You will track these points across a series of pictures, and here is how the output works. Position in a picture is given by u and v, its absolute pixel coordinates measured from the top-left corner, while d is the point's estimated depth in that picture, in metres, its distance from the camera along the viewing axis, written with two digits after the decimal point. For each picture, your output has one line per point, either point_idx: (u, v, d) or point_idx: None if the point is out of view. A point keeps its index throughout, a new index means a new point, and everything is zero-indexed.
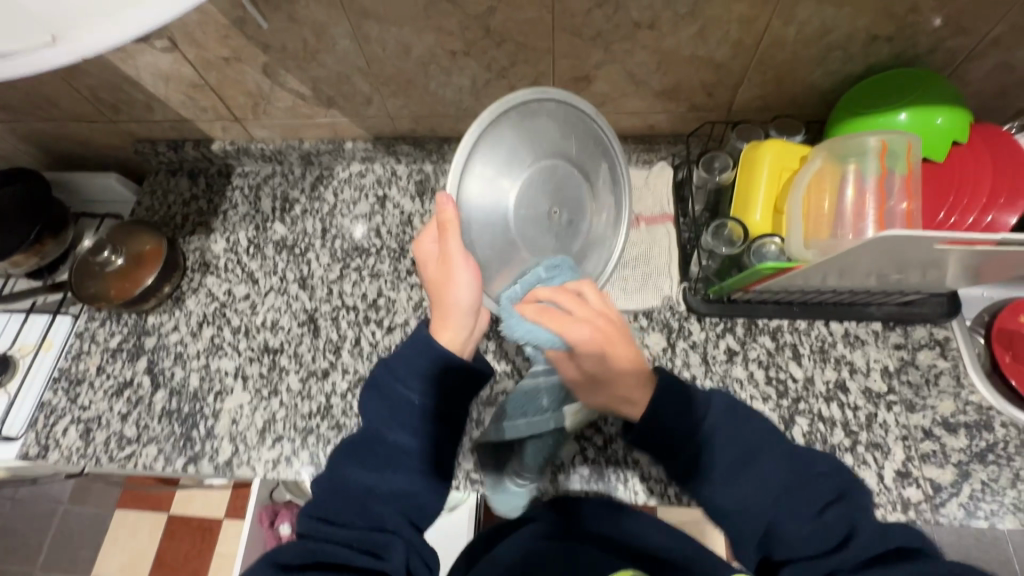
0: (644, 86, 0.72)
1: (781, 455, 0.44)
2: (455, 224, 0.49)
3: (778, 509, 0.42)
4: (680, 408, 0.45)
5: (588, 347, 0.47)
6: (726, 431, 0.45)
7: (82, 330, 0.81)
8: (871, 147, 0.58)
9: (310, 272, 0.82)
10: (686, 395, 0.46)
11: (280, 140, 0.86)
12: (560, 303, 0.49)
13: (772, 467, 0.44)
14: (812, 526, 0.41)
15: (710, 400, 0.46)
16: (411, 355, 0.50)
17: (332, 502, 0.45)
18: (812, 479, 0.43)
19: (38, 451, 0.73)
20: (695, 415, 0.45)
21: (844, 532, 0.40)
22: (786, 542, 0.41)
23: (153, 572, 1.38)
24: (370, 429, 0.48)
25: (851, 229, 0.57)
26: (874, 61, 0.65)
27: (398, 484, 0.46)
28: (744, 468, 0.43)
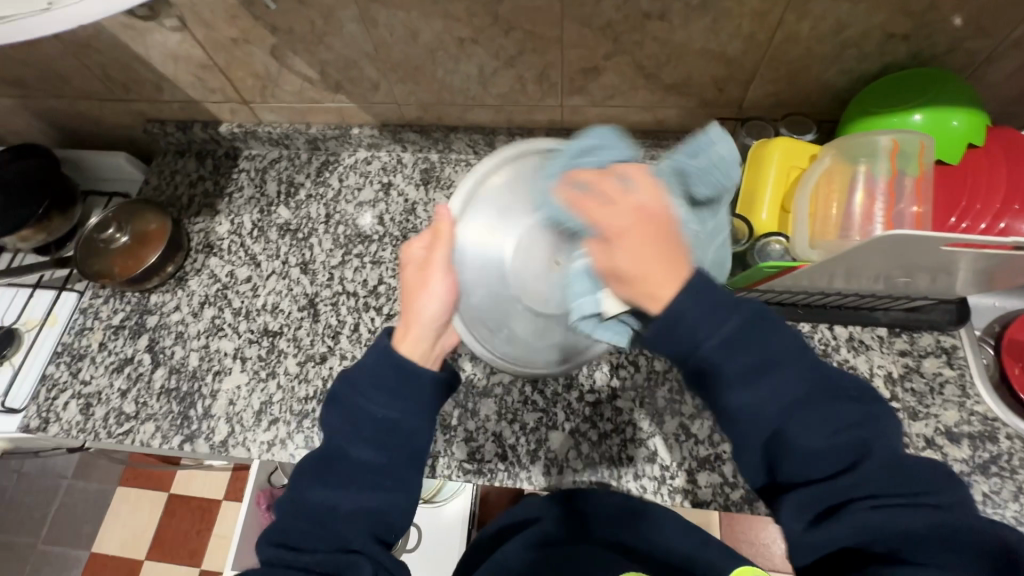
0: (653, 80, 0.71)
1: (810, 376, 0.37)
2: (449, 233, 0.47)
3: (788, 421, 0.36)
4: (708, 309, 0.36)
5: (626, 246, 0.37)
6: (743, 340, 0.37)
7: (86, 307, 0.82)
8: (882, 147, 0.57)
9: (312, 257, 0.82)
10: (712, 295, 0.37)
11: (287, 124, 0.86)
12: (604, 180, 0.39)
13: (789, 375, 0.37)
14: (829, 446, 0.36)
15: (737, 307, 0.37)
16: (371, 369, 0.48)
17: (293, 524, 0.45)
18: (840, 402, 0.37)
19: (39, 424, 0.74)
20: (714, 318, 0.36)
21: (852, 458, 0.36)
22: (793, 453, 0.36)
23: (153, 550, 1.40)
24: (332, 445, 0.47)
25: (857, 231, 0.56)
26: (890, 60, 0.63)
27: (359, 502, 0.45)
28: (756, 378, 0.37)
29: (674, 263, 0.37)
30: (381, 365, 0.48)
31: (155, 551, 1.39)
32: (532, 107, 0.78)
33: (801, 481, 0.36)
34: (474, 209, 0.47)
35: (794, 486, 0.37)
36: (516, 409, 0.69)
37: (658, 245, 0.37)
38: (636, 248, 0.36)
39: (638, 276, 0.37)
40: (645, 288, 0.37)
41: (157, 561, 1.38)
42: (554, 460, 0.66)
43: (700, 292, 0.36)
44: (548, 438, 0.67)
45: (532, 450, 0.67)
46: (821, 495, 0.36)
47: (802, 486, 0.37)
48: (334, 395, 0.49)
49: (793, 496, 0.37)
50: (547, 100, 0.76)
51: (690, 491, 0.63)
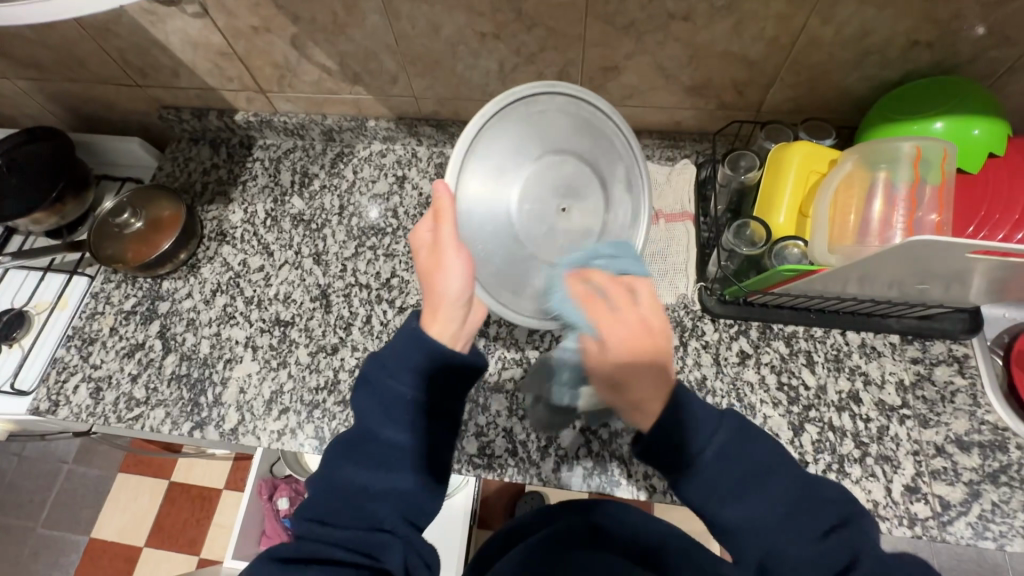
0: (673, 80, 0.70)
1: (791, 480, 0.44)
2: (450, 208, 0.50)
3: (776, 538, 0.41)
4: (691, 422, 0.45)
5: (619, 347, 0.48)
6: (735, 452, 0.44)
7: (97, 291, 0.82)
8: (904, 153, 0.57)
9: (325, 248, 0.82)
10: (697, 412, 0.45)
11: (303, 114, 0.86)
12: (605, 293, 0.51)
13: (775, 493, 0.43)
14: (814, 553, 0.40)
15: (717, 424, 0.45)
16: (402, 351, 0.48)
17: (325, 502, 0.45)
18: (823, 503, 0.42)
19: (48, 407, 0.74)
20: (706, 429, 0.45)
21: (846, 559, 0.39)
22: (784, 572, 0.40)
23: (151, 537, 1.39)
24: (362, 426, 0.47)
25: (877, 237, 0.56)
26: (912, 67, 0.63)
27: (391, 482, 0.45)
28: (755, 489, 0.43)
29: (662, 380, 0.46)
30: (411, 346, 0.48)
31: (154, 538, 1.39)
32: None
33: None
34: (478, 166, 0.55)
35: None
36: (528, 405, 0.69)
37: (647, 363, 0.47)
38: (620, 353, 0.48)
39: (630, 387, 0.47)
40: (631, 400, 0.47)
41: (155, 549, 1.38)
42: (564, 457, 0.66)
43: (695, 410, 0.45)
44: (558, 435, 0.67)
45: (542, 446, 0.67)
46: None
47: None
48: (367, 375, 0.49)
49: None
50: None
51: None
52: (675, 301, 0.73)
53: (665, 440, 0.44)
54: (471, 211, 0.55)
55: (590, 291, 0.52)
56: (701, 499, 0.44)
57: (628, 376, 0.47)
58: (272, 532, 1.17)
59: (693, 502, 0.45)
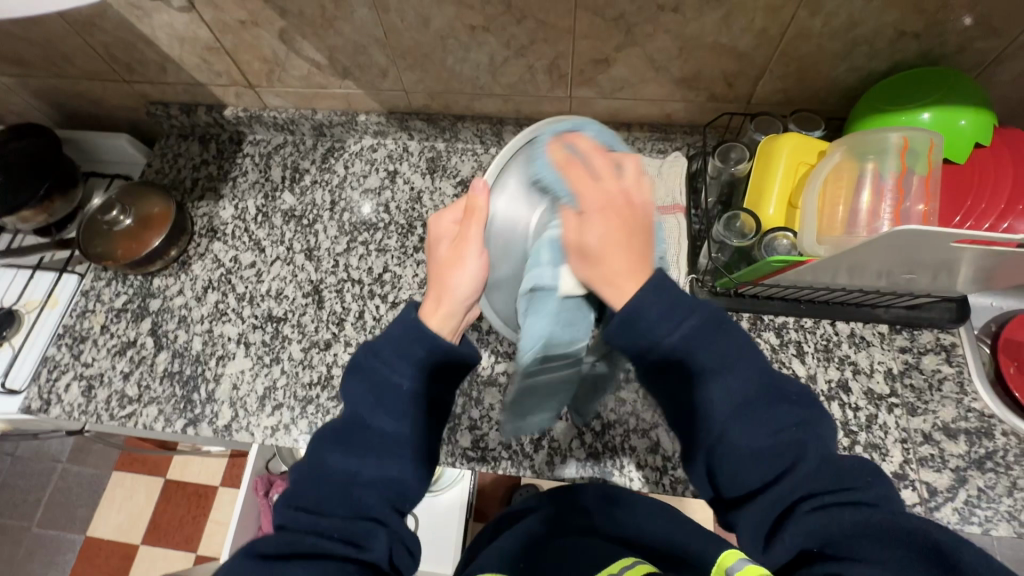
0: (663, 73, 0.71)
1: (755, 378, 0.42)
2: (481, 208, 0.51)
3: (731, 426, 0.41)
4: (663, 303, 0.42)
5: (599, 218, 0.44)
6: (701, 343, 0.42)
7: (87, 289, 0.81)
8: (892, 144, 0.57)
9: (317, 243, 0.82)
10: (670, 296, 0.42)
11: (293, 109, 0.85)
12: (593, 160, 0.46)
13: (735, 388, 0.41)
14: (766, 448, 0.39)
15: (693, 308, 0.43)
16: (396, 340, 0.50)
17: (311, 489, 0.43)
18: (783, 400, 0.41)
19: (40, 405, 0.74)
20: (670, 319, 0.42)
21: (793, 455, 0.39)
22: (734, 463, 0.40)
23: (148, 534, 1.39)
24: (354, 413, 0.47)
25: (865, 227, 0.56)
26: (900, 58, 0.64)
27: (382, 469, 0.45)
28: (709, 382, 0.42)
29: (641, 263, 0.44)
30: (406, 336, 0.50)
31: (150, 536, 1.39)
32: (540, 97, 0.77)
33: (749, 493, 0.40)
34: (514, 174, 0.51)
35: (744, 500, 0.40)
36: None
37: (626, 228, 0.44)
38: (604, 225, 0.44)
39: (605, 255, 0.43)
40: (613, 270, 0.43)
41: (152, 546, 1.38)
42: (557, 449, 0.67)
43: (665, 300, 0.42)
44: (551, 428, 0.68)
45: (535, 439, 0.67)
46: (765, 505, 0.39)
47: (749, 498, 0.40)
48: (358, 364, 0.50)
49: (748, 514, 0.40)
50: (557, 90, 0.76)
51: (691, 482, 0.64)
52: None
53: (636, 315, 0.41)
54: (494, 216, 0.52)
55: (591, 149, 0.47)
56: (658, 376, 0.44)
57: (614, 242, 0.44)
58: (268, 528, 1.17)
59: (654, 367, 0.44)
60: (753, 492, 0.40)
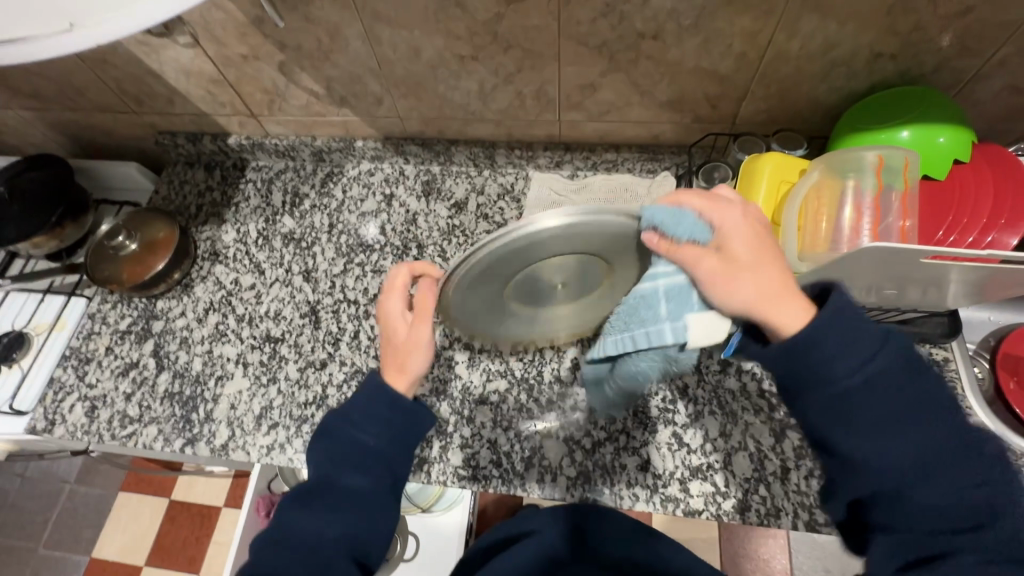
0: (648, 96, 0.73)
1: (947, 436, 0.36)
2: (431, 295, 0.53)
3: (914, 479, 0.36)
4: (838, 340, 0.38)
5: (753, 250, 0.43)
6: (886, 381, 0.37)
7: (94, 312, 0.84)
8: (867, 162, 0.58)
9: (315, 265, 0.84)
10: (848, 334, 0.38)
11: (293, 136, 0.89)
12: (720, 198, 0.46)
13: (931, 432, 0.36)
14: (947, 505, 0.35)
15: (873, 354, 0.38)
16: (365, 400, 0.51)
17: (275, 556, 0.45)
18: (974, 458, 0.36)
19: (45, 426, 0.76)
20: (857, 353, 0.38)
21: (979, 521, 0.34)
22: (899, 506, 0.36)
23: (152, 555, 1.39)
24: (320, 474, 0.49)
25: (845, 245, 0.57)
26: (879, 78, 0.65)
27: (343, 529, 0.47)
28: (909, 423, 0.37)
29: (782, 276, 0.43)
30: (370, 398, 0.51)
31: (153, 558, 1.39)
32: (531, 121, 0.80)
33: (903, 528, 0.36)
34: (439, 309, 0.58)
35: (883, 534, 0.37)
36: (512, 417, 0.70)
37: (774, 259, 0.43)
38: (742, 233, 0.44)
39: (762, 292, 0.42)
40: (771, 290, 0.42)
41: (156, 568, 1.38)
42: (548, 467, 0.67)
43: (840, 327, 0.38)
44: (542, 446, 0.68)
45: (526, 457, 0.68)
46: (911, 547, 0.36)
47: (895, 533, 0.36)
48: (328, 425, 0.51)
49: (876, 542, 0.37)
50: (546, 115, 0.78)
51: (683, 500, 0.64)
52: None
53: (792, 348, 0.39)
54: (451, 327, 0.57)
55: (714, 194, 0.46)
56: (825, 426, 0.38)
57: (765, 274, 0.42)
58: None
59: (821, 431, 0.39)
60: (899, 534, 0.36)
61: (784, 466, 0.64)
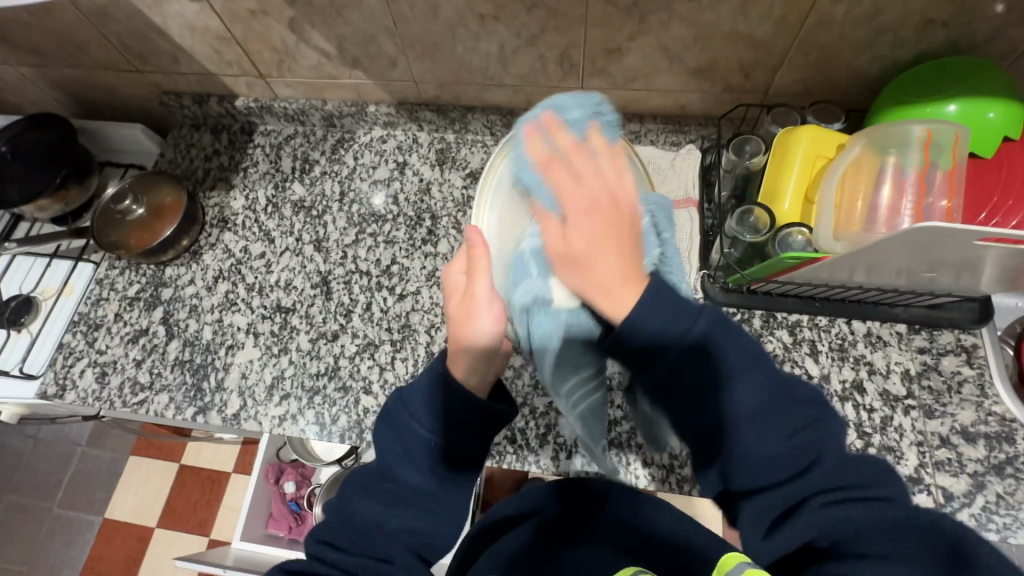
0: (678, 63, 0.69)
1: (769, 381, 0.41)
2: (484, 255, 0.46)
3: (748, 436, 0.40)
4: (664, 312, 0.40)
5: (583, 220, 0.42)
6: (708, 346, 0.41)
7: (102, 277, 0.82)
8: (914, 137, 0.55)
9: (326, 234, 0.82)
10: (670, 303, 0.41)
11: (303, 100, 0.85)
12: (567, 158, 0.44)
13: (748, 392, 0.41)
14: (781, 454, 0.40)
15: (697, 314, 0.41)
16: (425, 391, 0.49)
17: (340, 528, 0.48)
18: (789, 402, 0.41)
19: (56, 391, 0.75)
20: (680, 319, 0.41)
21: (807, 460, 0.40)
22: (748, 468, 0.40)
23: (163, 517, 1.42)
24: (384, 460, 0.49)
25: (884, 225, 0.54)
26: (926, 48, 0.61)
27: (408, 522, 0.48)
28: (728, 386, 0.41)
29: (632, 273, 0.42)
30: (434, 389, 0.49)
31: (165, 519, 1.42)
32: (551, 88, 0.76)
33: (759, 489, 0.40)
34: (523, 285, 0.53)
35: (750, 494, 0.41)
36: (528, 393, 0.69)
37: (616, 223, 0.43)
38: (591, 229, 0.42)
39: (601, 275, 0.42)
40: (610, 284, 0.42)
41: (167, 529, 1.41)
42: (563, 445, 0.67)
43: (666, 296, 0.41)
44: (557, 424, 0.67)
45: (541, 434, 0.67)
46: (767, 507, 0.40)
47: (759, 491, 0.40)
48: (389, 413, 0.50)
49: (746, 508, 0.41)
50: (568, 81, 0.75)
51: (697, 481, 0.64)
52: None
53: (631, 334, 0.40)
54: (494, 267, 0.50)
55: (572, 141, 0.45)
56: (663, 400, 0.43)
57: (610, 242, 0.42)
58: (279, 516, 1.18)
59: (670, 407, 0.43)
60: (767, 487, 0.40)
61: None
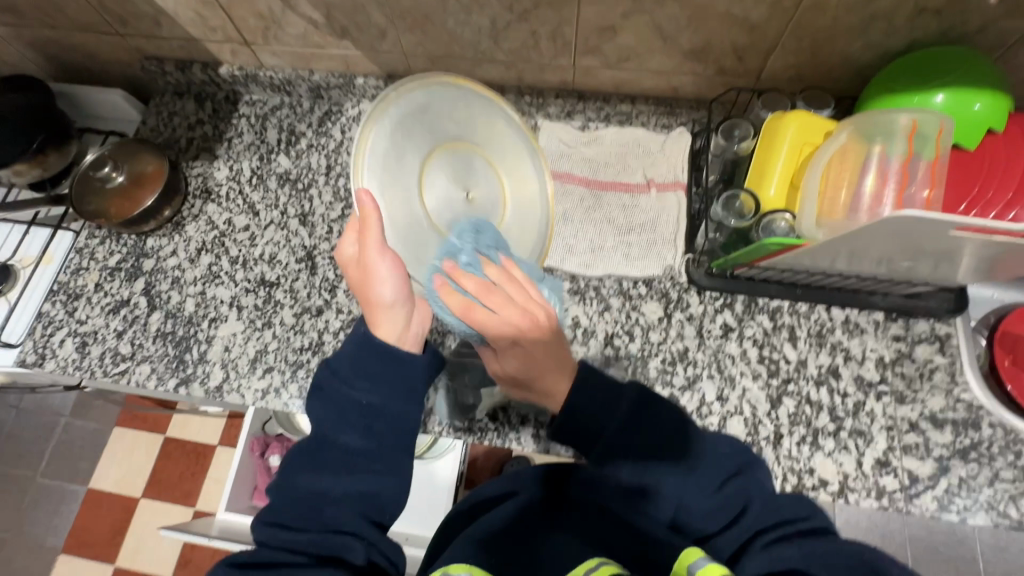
0: (671, 43, 0.68)
1: (695, 455, 0.51)
2: (375, 218, 0.48)
3: (682, 492, 0.49)
4: (601, 395, 0.52)
5: (510, 357, 0.51)
6: (644, 436, 0.51)
7: (81, 247, 0.81)
8: (899, 127, 0.56)
9: (312, 209, 0.81)
10: (603, 386, 0.53)
11: (290, 69, 0.83)
12: (498, 283, 0.48)
13: (677, 465, 0.50)
14: (711, 506, 0.49)
15: (623, 393, 0.53)
16: (350, 358, 0.51)
17: (286, 507, 0.47)
18: (713, 461, 0.51)
19: (35, 359, 0.75)
20: (611, 395, 0.52)
21: (738, 505, 0.49)
22: (689, 519, 0.49)
23: (148, 487, 1.43)
24: (319, 433, 0.50)
25: (865, 214, 0.55)
26: (918, 37, 0.61)
27: (351, 485, 0.47)
28: (658, 454, 0.51)
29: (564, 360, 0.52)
30: (361, 353, 0.51)
31: (151, 490, 1.43)
32: (543, 65, 0.75)
33: (711, 534, 0.49)
34: (431, 242, 0.54)
35: (701, 544, 0.49)
36: None
37: (542, 349, 0.50)
38: (520, 334, 0.48)
39: (538, 373, 0.52)
40: (545, 382, 0.53)
41: (152, 499, 1.42)
42: (544, 422, 0.67)
43: (605, 386, 0.53)
44: (539, 401, 0.68)
45: (522, 411, 0.68)
46: (720, 548, 0.48)
47: (711, 538, 0.49)
48: (320, 384, 0.51)
49: (706, 550, 0.48)
50: (560, 59, 0.74)
51: None
52: (662, 273, 0.72)
53: (583, 407, 0.52)
54: (391, 227, 0.52)
55: (480, 283, 0.47)
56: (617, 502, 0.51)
57: (528, 361, 0.51)
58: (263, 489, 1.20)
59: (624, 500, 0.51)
60: (710, 537, 0.49)
61: (777, 433, 0.65)
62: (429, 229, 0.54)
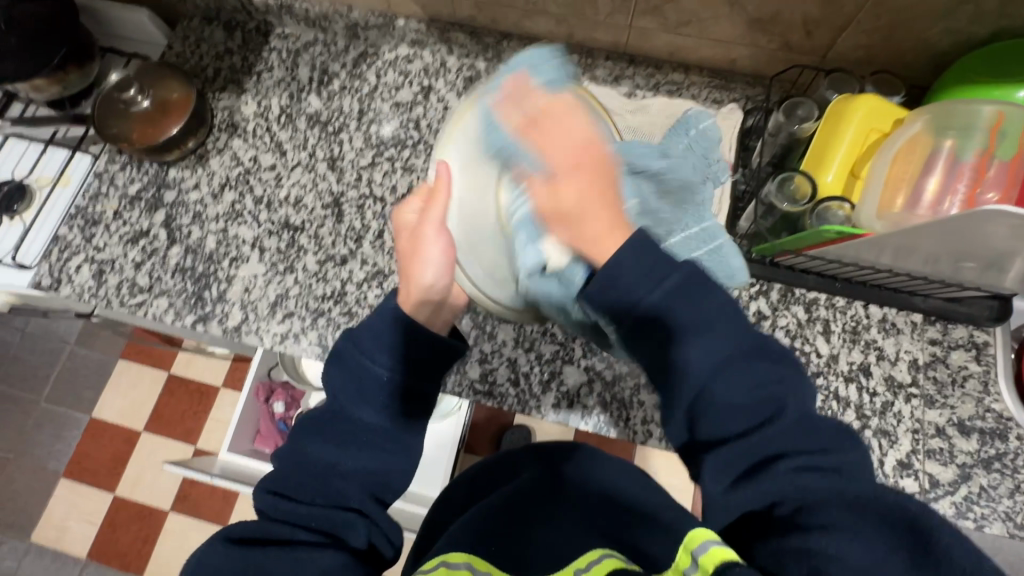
0: (738, 10, 0.64)
1: (740, 340, 0.40)
2: (444, 191, 0.52)
3: (714, 381, 0.39)
4: (645, 264, 0.40)
5: (571, 182, 0.45)
6: (682, 301, 0.40)
7: (101, 171, 0.78)
8: (982, 119, 0.52)
9: (341, 153, 0.78)
10: (653, 254, 0.40)
11: (326, 3, 0.79)
12: (541, 115, 0.48)
13: (718, 340, 0.40)
14: (746, 405, 0.39)
15: (674, 269, 0.40)
16: (378, 331, 0.49)
17: (288, 474, 0.46)
18: (764, 358, 0.40)
19: (51, 283, 0.73)
20: (655, 271, 0.40)
21: (770, 413, 0.39)
22: (713, 409, 0.39)
23: (150, 422, 1.44)
24: (335, 403, 0.49)
25: (930, 205, 0.52)
26: (1006, 26, 0.57)
27: (360, 461, 0.47)
28: (696, 332, 0.40)
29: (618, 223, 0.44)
30: (387, 328, 0.49)
31: (153, 425, 1.44)
32: (597, 22, 0.71)
33: (725, 438, 0.39)
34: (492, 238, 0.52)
35: (714, 447, 0.39)
36: (534, 339, 0.68)
37: (604, 185, 0.46)
38: (579, 187, 0.45)
39: (583, 216, 0.44)
40: (594, 230, 0.43)
41: (155, 434, 1.43)
42: (564, 394, 0.66)
43: (651, 242, 0.41)
44: (562, 372, 0.67)
45: (544, 380, 0.67)
46: (737, 457, 0.39)
47: (725, 444, 0.39)
48: (339, 352, 0.50)
49: (711, 460, 0.39)
50: (616, 17, 0.69)
51: None
52: None
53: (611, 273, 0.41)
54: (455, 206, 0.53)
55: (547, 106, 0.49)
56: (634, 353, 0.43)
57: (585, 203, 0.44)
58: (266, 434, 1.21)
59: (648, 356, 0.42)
60: (729, 440, 0.39)
61: None
62: (492, 222, 0.51)
